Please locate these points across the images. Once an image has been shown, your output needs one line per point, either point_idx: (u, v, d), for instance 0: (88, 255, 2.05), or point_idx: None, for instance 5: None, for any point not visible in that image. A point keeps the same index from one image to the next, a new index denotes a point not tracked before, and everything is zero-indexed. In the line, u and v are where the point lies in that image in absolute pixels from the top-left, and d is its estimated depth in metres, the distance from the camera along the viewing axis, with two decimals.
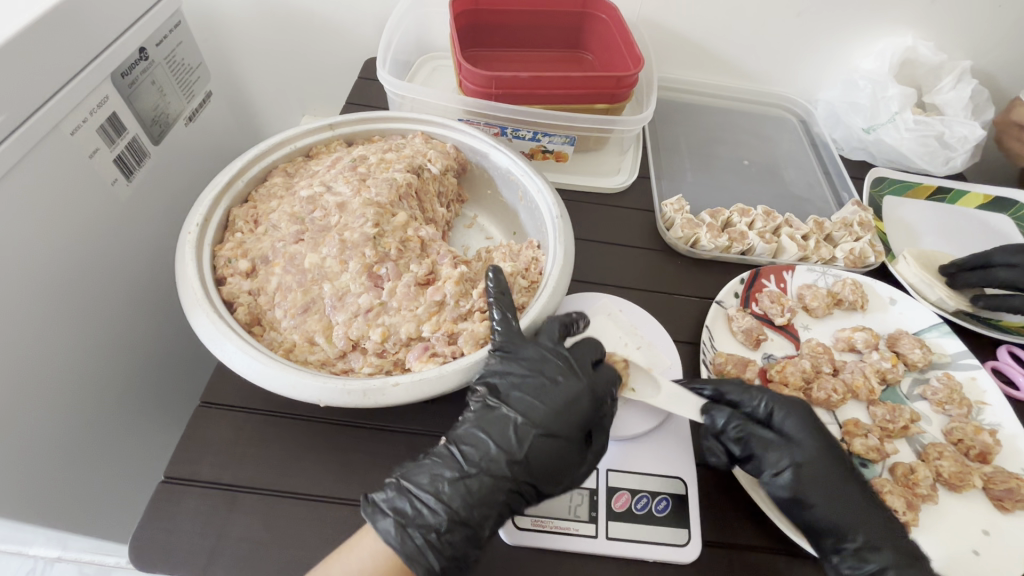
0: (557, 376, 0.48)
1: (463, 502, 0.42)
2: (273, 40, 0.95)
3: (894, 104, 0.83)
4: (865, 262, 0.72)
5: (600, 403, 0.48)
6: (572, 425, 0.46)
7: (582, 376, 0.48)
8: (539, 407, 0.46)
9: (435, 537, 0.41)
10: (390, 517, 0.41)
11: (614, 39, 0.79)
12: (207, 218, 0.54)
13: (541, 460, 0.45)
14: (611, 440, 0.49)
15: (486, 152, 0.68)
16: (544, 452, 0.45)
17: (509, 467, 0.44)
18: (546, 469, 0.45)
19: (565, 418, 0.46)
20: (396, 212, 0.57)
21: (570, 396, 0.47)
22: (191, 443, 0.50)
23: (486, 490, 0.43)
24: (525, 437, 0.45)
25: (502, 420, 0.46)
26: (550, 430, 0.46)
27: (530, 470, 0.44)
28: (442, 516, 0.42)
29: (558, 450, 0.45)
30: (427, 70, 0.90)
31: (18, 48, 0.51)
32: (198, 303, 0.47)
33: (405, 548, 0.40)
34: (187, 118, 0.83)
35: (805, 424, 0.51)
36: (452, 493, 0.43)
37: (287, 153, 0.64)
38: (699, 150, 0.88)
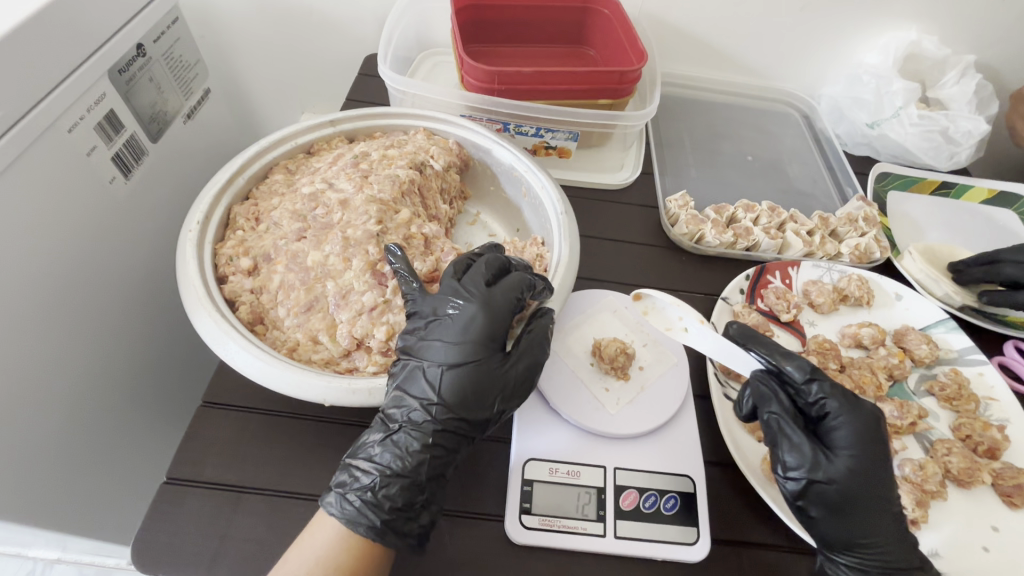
0: (448, 309, 0.46)
1: (394, 457, 0.43)
2: (272, 36, 0.95)
3: (898, 99, 0.82)
4: (870, 258, 0.72)
5: (497, 314, 0.45)
6: (480, 348, 0.45)
7: (473, 297, 0.46)
8: (440, 344, 0.44)
9: (373, 495, 0.41)
10: (333, 490, 0.42)
11: (617, 34, 0.79)
12: (207, 216, 0.54)
13: (455, 394, 0.44)
14: (534, 352, 0.47)
15: (489, 148, 0.67)
16: (459, 385, 0.44)
17: (429, 412, 0.43)
18: (460, 399, 0.44)
19: (469, 345, 0.44)
20: (399, 209, 0.56)
21: (462, 322, 0.45)
22: (193, 444, 0.49)
23: (413, 441, 0.43)
24: (435, 378, 0.44)
25: (413, 372, 0.45)
26: (455, 359, 0.44)
27: (446, 410, 0.43)
28: (375, 475, 0.42)
29: (468, 382, 0.44)
30: (428, 66, 0.90)
31: (14, 44, 0.50)
32: (200, 303, 0.47)
33: (344, 513, 0.41)
34: (185, 115, 0.83)
35: (860, 428, 0.46)
36: (384, 453, 0.43)
37: (287, 150, 0.63)
38: (703, 146, 0.87)
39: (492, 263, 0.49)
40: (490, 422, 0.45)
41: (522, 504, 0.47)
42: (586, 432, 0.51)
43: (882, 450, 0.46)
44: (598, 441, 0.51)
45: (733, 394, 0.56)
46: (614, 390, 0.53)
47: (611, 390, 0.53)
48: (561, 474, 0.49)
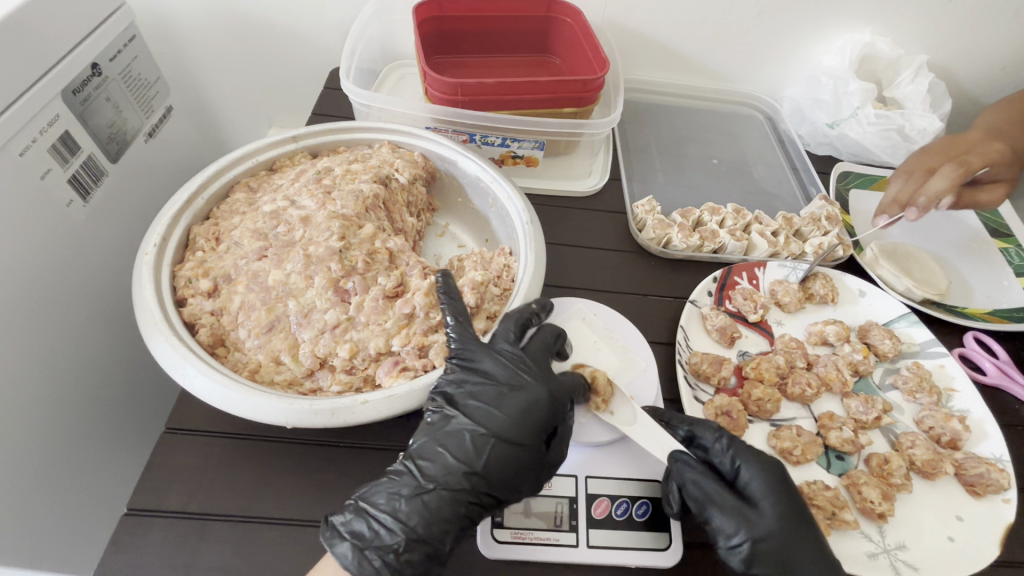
0: (511, 381, 0.46)
1: (421, 519, 0.41)
2: (237, 51, 0.94)
3: (855, 99, 0.84)
4: (834, 257, 0.73)
5: (562, 407, 0.46)
6: (532, 432, 0.44)
7: (542, 380, 0.46)
8: (499, 417, 0.44)
9: (394, 558, 0.40)
10: (348, 541, 0.40)
11: (581, 42, 0.80)
12: (165, 237, 0.53)
13: (498, 471, 0.43)
14: (570, 442, 0.46)
15: (454, 159, 0.67)
16: (504, 465, 0.43)
17: (468, 479, 0.42)
18: (502, 476, 0.43)
19: (527, 424, 0.44)
20: (363, 224, 0.56)
21: (528, 403, 0.45)
22: (154, 473, 0.48)
23: (443, 505, 0.42)
24: (485, 448, 0.43)
25: (457, 433, 0.44)
26: (508, 436, 0.44)
27: (486, 483, 0.43)
28: (399, 538, 0.40)
29: (519, 458, 0.43)
30: (394, 78, 0.89)
31: None
32: (157, 328, 0.46)
33: (362, 571, 0.39)
34: (146, 133, 0.82)
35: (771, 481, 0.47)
36: (410, 510, 0.41)
37: (249, 167, 0.62)
38: (670, 150, 0.88)
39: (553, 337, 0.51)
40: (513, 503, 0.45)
41: (494, 518, 0.47)
42: None
43: (800, 501, 0.46)
44: (568, 450, 0.51)
45: (703, 397, 0.58)
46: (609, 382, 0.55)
47: (583, 398, 0.53)
48: None
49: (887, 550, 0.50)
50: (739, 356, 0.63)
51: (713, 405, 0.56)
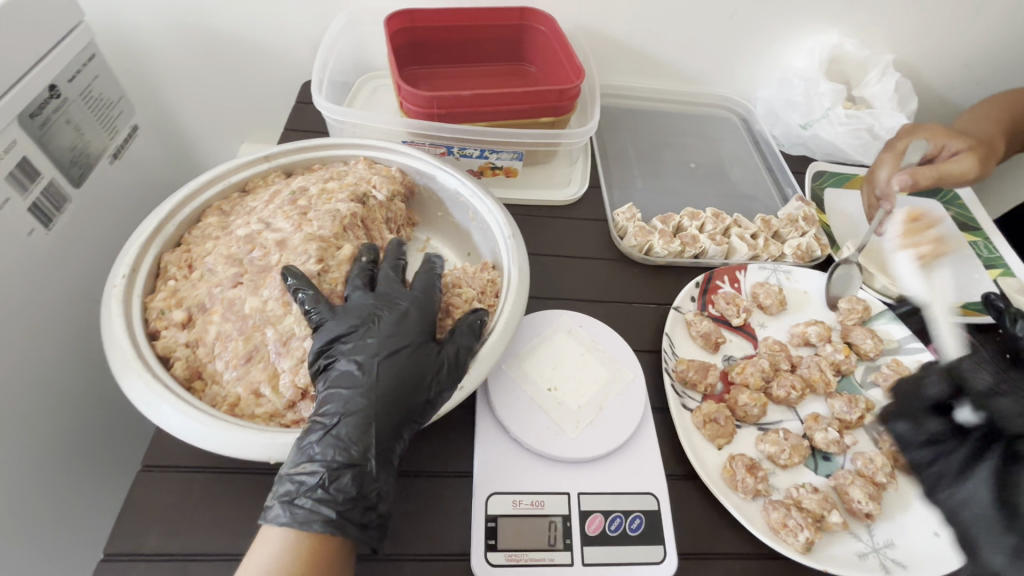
0: (372, 313, 0.47)
1: (336, 448, 0.40)
2: (204, 66, 0.91)
3: (826, 100, 0.86)
4: (811, 256, 0.74)
5: (428, 310, 0.49)
6: (411, 335, 0.46)
7: (403, 298, 0.49)
8: (372, 339, 0.45)
9: (325, 492, 0.39)
10: (277, 502, 0.39)
11: (555, 51, 0.79)
12: (134, 267, 0.50)
13: (391, 383, 0.43)
14: (469, 338, 0.48)
15: (433, 173, 0.66)
16: (396, 374, 0.44)
17: (365, 399, 0.42)
18: (398, 382, 0.43)
19: (401, 331, 0.46)
20: (341, 245, 0.55)
21: (394, 317, 0.47)
22: (131, 515, 0.46)
23: (353, 429, 0.41)
24: (374, 368, 0.43)
25: (343, 372, 0.43)
26: (386, 348, 0.45)
27: (383, 400, 0.42)
28: (321, 472, 0.39)
29: (407, 364, 0.44)
30: (368, 91, 0.88)
31: None
32: (128, 365, 0.44)
33: (297, 518, 0.38)
34: (111, 154, 0.80)
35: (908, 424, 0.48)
36: (324, 448, 0.40)
37: (221, 190, 0.60)
38: (648, 155, 0.88)
39: (399, 270, 0.53)
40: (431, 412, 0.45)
41: (487, 541, 0.46)
42: (551, 460, 0.50)
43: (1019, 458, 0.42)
44: (559, 466, 0.50)
45: (690, 404, 0.58)
46: (597, 395, 0.54)
47: (572, 412, 0.52)
48: (525, 505, 0.48)
49: (877, 548, 0.51)
50: (725, 361, 0.63)
51: (701, 411, 0.57)
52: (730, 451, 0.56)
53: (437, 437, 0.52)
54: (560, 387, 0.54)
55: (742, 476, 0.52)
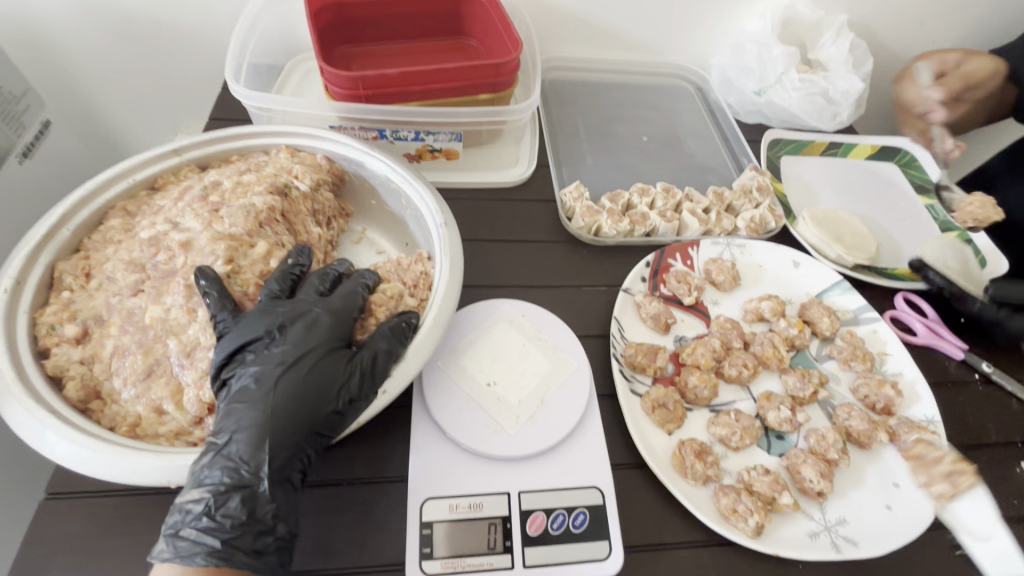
0: (280, 321, 0.44)
1: (226, 471, 0.37)
2: (119, 53, 0.85)
3: (780, 64, 0.83)
4: (766, 229, 0.72)
5: (343, 318, 0.46)
6: (319, 346, 0.43)
7: (317, 304, 0.46)
8: (278, 349, 0.42)
9: (211, 520, 0.36)
10: (164, 533, 0.37)
11: (493, 23, 0.75)
12: (20, 279, 0.46)
13: (291, 396, 0.41)
14: (384, 343, 0.45)
15: (361, 160, 0.62)
16: (299, 386, 0.41)
17: (261, 414, 0.40)
18: (299, 396, 0.41)
19: (308, 340, 0.43)
20: (255, 243, 0.51)
21: (305, 325, 0.44)
22: (32, 547, 0.42)
23: (245, 448, 0.38)
24: (276, 381, 0.41)
25: (242, 388, 0.41)
26: (290, 359, 0.42)
27: (283, 416, 0.40)
28: (207, 500, 0.36)
29: (311, 376, 0.42)
30: (299, 74, 0.83)
31: None
32: (9, 390, 0.40)
33: (179, 549, 0.35)
34: (20, 153, 0.74)
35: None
36: (213, 471, 0.37)
37: (125, 188, 0.55)
38: (599, 130, 0.85)
39: (327, 276, 0.50)
40: (342, 425, 0.42)
41: (422, 549, 0.44)
42: (490, 458, 0.48)
43: None
44: (498, 466, 0.48)
45: (639, 389, 0.56)
46: (539, 387, 0.51)
47: (512, 407, 0.50)
48: (462, 509, 0.45)
49: (829, 526, 0.50)
50: (676, 342, 0.61)
51: (650, 397, 0.55)
52: (681, 436, 0.54)
53: (370, 441, 0.49)
54: (500, 381, 0.51)
55: (691, 463, 0.50)
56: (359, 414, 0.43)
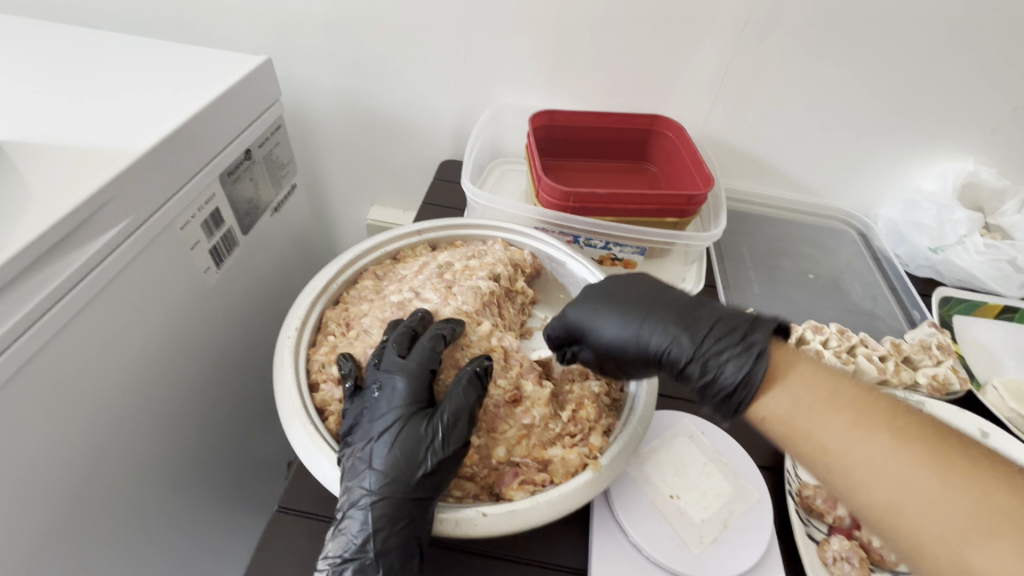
0: (378, 390, 0.49)
1: (345, 543, 0.43)
2: (357, 140, 1.05)
3: (962, 227, 0.84)
4: (950, 389, 0.69)
5: (421, 388, 0.49)
6: (405, 416, 0.47)
7: (400, 372, 0.49)
8: (374, 422, 0.47)
9: None
10: None
11: (681, 155, 0.84)
12: (304, 320, 0.57)
13: (387, 466, 0.45)
14: (458, 406, 0.47)
15: (564, 261, 0.71)
16: (392, 460, 0.45)
17: (366, 486, 0.44)
18: (395, 464, 0.45)
19: (396, 411, 0.47)
20: (481, 321, 0.59)
21: (393, 393, 0.48)
22: (268, 553, 0.49)
23: (357, 521, 0.44)
24: (376, 454, 0.45)
25: (347, 459, 0.46)
26: (385, 429, 0.46)
27: (382, 487, 0.44)
28: (330, 570, 0.43)
29: (403, 444, 0.45)
30: (497, 175, 0.97)
31: (146, 165, 0.61)
32: (294, 413, 0.48)
33: None
34: (274, 208, 0.93)
35: (595, 302, 0.53)
36: (335, 544, 0.44)
37: (377, 257, 0.67)
38: (763, 260, 0.90)
39: (405, 336, 0.52)
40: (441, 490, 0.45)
41: None
42: (669, 571, 0.49)
43: None
44: None
45: (816, 535, 0.55)
46: (722, 511, 0.52)
47: (694, 525, 0.51)
48: None
49: None
50: None
51: (829, 547, 0.53)
52: None
53: (553, 526, 0.52)
54: (682, 495, 0.53)
55: None
56: (443, 478, 0.46)
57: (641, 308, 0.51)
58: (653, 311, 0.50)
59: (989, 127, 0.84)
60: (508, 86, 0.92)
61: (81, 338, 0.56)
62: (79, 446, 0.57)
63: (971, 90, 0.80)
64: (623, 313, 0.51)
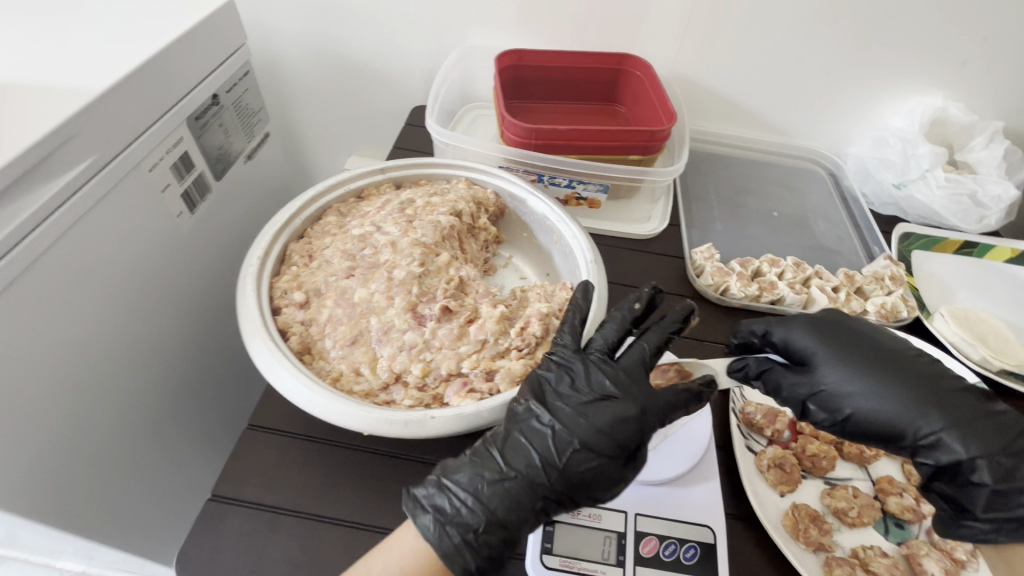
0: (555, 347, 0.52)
1: (502, 505, 0.44)
2: (331, 87, 1.04)
3: (925, 162, 0.85)
4: (897, 317, 0.72)
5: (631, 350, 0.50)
6: (612, 427, 0.46)
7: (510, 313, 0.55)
8: (601, 410, 0.46)
9: (473, 537, 0.43)
10: (430, 513, 0.44)
11: (648, 95, 0.85)
12: (267, 252, 0.59)
13: (585, 473, 0.45)
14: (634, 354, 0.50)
15: (524, 198, 0.72)
16: (564, 460, 0.45)
17: (548, 474, 0.45)
18: (594, 476, 0.45)
19: (613, 432, 0.45)
20: (439, 252, 0.61)
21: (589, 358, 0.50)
22: (238, 465, 0.53)
23: (530, 497, 0.45)
24: (565, 448, 0.45)
25: (542, 433, 0.46)
26: (586, 437, 0.45)
27: (574, 483, 0.45)
28: (477, 519, 0.43)
29: (599, 444, 0.45)
30: (469, 120, 0.98)
31: (105, 104, 0.61)
32: (256, 331, 0.52)
33: (441, 542, 0.43)
34: (246, 155, 0.93)
35: (822, 329, 0.51)
36: (491, 495, 0.44)
37: (341, 194, 0.69)
38: (729, 200, 0.91)
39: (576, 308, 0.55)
40: (594, 501, 0.46)
41: (544, 544, 0.48)
42: None
43: None
44: None
45: (755, 447, 0.58)
46: (662, 423, 0.56)
47: None
48: (583, 517, 0.50)
49: None
50: None
51: (764, 456, 0.56)
52: (794, 499, 0.55)
53: None
54: None
55: (806, 527, 0.51)
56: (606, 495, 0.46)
57: (891, 357, 0.49)
58: (884, 386, 0.47)
59: (958, 60, 0.83)
60: (476, 26, 0.90)
61: (53, 273, 0.58)
62: (61, 376, 0.60)
63: (943, 20, 0.79)
64: (856, 348, 0.49)
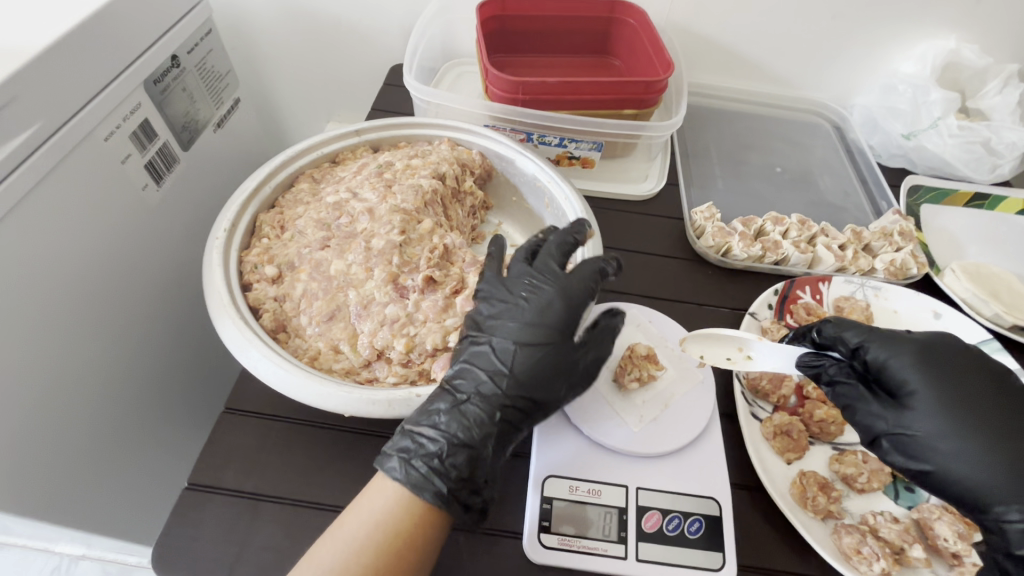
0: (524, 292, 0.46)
1: (460, 426, 0.42)
2: (302, 47, 0.97)
3: (936, 109, 0.80)
4: (906, 274, 0.69)
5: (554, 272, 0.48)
6: (549, 328, 0.45)
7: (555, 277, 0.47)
8: (529, 309, 0.46)
9: (439, 463, 0.41)
10: (395, 456, 0.42)
11: (642, 44, 0.79)
12: (234, 224, 0.54)
13: (529, 370, 0.44)
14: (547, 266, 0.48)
15: (512, 158, 0.67)
16: (509, 365, 0.44)
17: (498, 384, 0.44)
18: (536, 375, 0.44)
19: (544, 325, 0.45)
20: (422, 219, 0.57)
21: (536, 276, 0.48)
22: (216, 451, 0.50)
23: (482, 412, 0.43)
24: (507, 355, 0.44)
25: (485, 351, 0.45)
26: (525, 337, 0.45)
27: (525, 382, 0.44)
28: (443, 442, 0.42)
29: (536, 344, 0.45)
30: (452, 77, 0.91)
31: (46, 65, 0.55)
32: (224, 310, 0.48)
33: (410, 478, 0.40)
34: (216, 123, 0.87)
35: (933, 363, 0.47)
36: (449, 420, 0.42)
37: (314, 159, 0.64)
38: (729, 157, 0.87)
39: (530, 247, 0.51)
40: (561, 392, 0.45)
41: (541, 522, 0.46)
42: (609, 449, 0.50)
43: None
44: (616, 459, 0.50)
45: (760, 414, 0.56)
46: (660, 394, 0.53)
47: (634, 406, 0.52)
48: (582, 492, 0.48)
49: None
50: None
51: (771, 423, 0.54)
52: (801, 467, 0.53)
53: None
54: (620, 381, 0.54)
55: (814, 495, 0.49)
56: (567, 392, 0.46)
57: (996, 409, 0.45)
58: (968, 439, 0.43)
59: None
60: None
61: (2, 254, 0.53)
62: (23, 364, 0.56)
63: None
64: (954, 390, 0.45)
